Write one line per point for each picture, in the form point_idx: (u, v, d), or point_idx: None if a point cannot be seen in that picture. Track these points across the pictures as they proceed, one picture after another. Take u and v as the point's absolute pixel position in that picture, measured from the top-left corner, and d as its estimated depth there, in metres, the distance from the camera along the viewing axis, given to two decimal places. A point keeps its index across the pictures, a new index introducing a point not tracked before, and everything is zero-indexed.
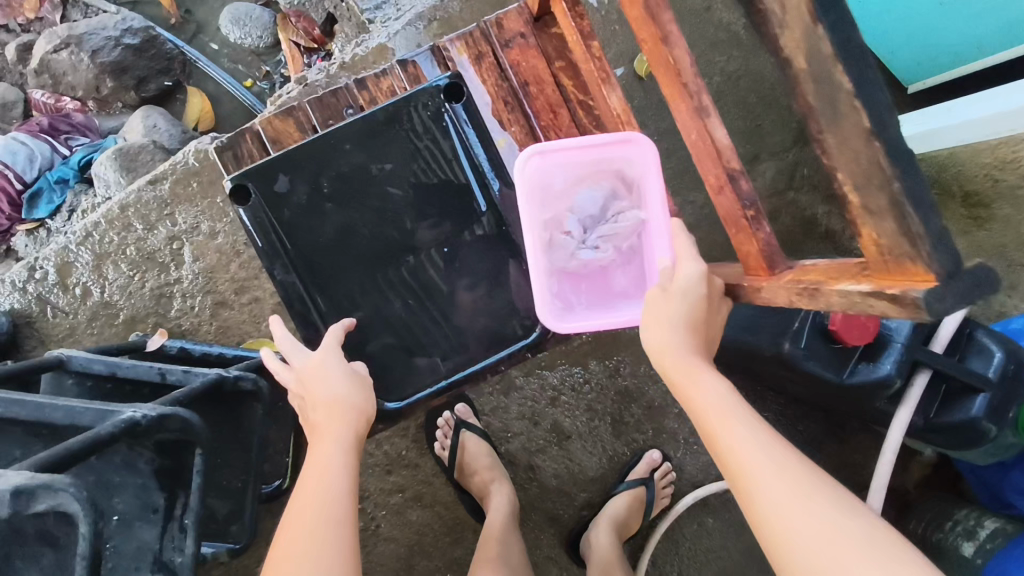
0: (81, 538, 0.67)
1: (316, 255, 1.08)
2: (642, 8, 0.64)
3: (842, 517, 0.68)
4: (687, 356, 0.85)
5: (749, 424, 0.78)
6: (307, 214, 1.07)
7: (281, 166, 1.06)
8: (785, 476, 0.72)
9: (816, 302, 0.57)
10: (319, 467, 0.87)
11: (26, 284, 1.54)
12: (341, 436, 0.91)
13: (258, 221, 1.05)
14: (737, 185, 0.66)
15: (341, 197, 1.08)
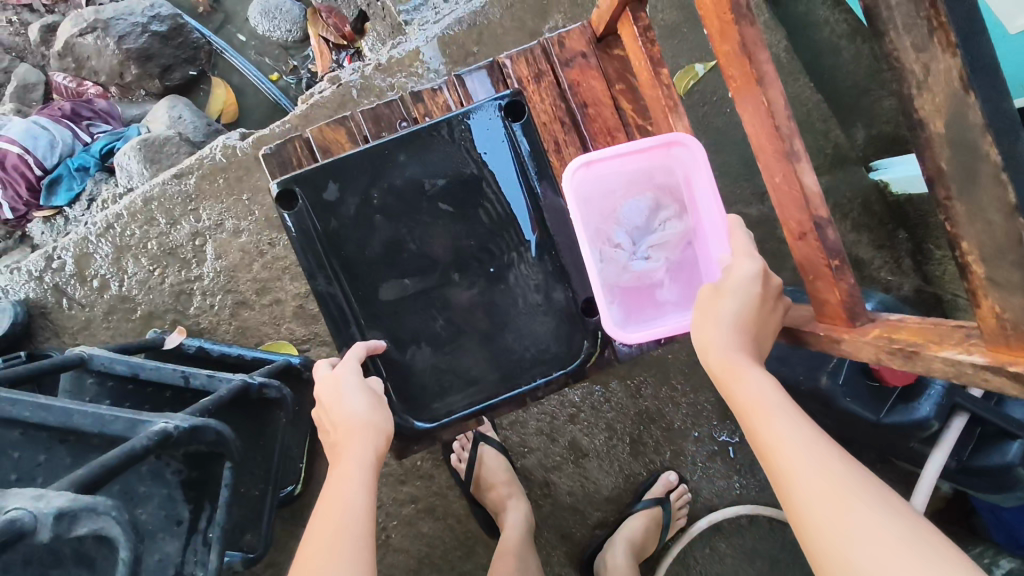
0: (120, 564, 0.64)
1: (362, 271, 0.98)
2: (737, 45, 0.62)
3: (896, 519, 0.56)
4: (729, 352, 0.75)
5: (795, 420, 0.68)
6: (356, 228, 0.97)
7: (330, 172, 0.95)
8: (833, 475, 0.61)
9: (913, 365, 0.55)
10: (335, 489, 0.77)
11: (42, 273, 1.51)
12: (360, 453, 0.81)
13: (302, 227, 0.95)
14: (823, 233, 0.64)
15: (392, 211, 0.97)
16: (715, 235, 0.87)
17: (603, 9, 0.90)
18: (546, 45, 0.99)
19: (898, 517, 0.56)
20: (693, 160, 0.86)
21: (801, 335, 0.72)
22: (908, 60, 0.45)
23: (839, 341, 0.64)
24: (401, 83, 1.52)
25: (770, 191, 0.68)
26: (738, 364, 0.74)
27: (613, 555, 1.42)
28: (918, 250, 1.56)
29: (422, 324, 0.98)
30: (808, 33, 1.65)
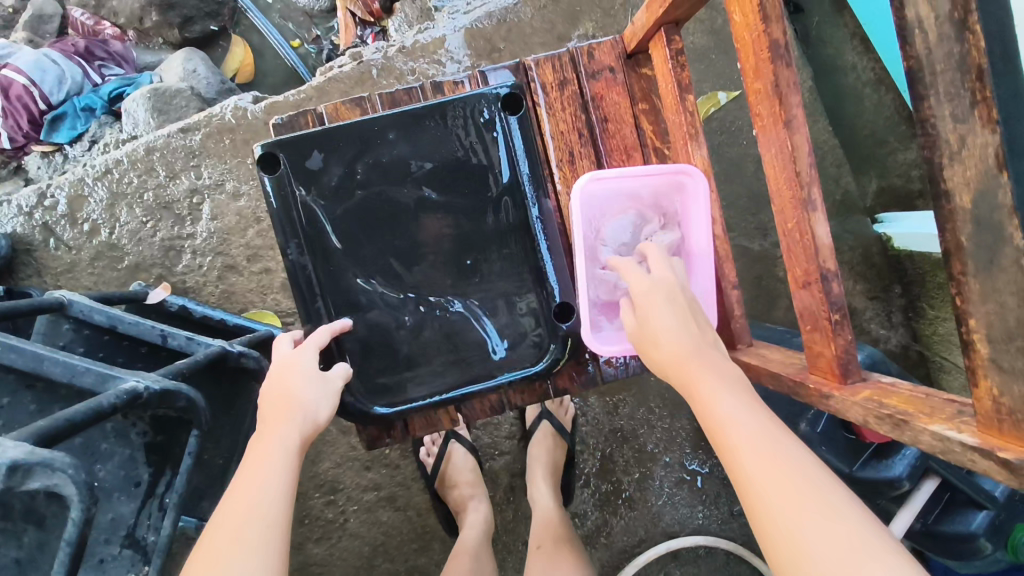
0: (70, 524, 0.62)
1: (332, 249, 0.88)
2: (770, 87, 0.61)
3: (855, 527, 0.50)
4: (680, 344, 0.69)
5: (754, 411, 0.61)
6: (337, 202, 0.88)
7: (319, 138, 0.86)
8: (793, 474, 0.55)
9: (900, 434, 0.54)
10: (252, 474, 0.68)
11: (33, 210, 1.48)
12: (288, 436, 0.72)
13: (280, 192, 0.86)
14: (828, 285, 0.63)
15: (376, 188, 0.88)
16: (701, 268, 0.85)
17: (638, 26, 0.87)
18: (574, 54, 0.94)
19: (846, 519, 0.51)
20: (695, 193, 0.84)
21: (789, 383, 0.71)
22: (943, 130, 0.44)
23: (828, 396, 0.63)
24: (423, 69, 1.51)
25: (781, 235, 0.67)
26: (689, 358, 0.68)
27: (539, 490, 1.38)
28: (910, 306, 1.56)
29: (388, 307, 0.90)
30: (834, 78, 1.64)
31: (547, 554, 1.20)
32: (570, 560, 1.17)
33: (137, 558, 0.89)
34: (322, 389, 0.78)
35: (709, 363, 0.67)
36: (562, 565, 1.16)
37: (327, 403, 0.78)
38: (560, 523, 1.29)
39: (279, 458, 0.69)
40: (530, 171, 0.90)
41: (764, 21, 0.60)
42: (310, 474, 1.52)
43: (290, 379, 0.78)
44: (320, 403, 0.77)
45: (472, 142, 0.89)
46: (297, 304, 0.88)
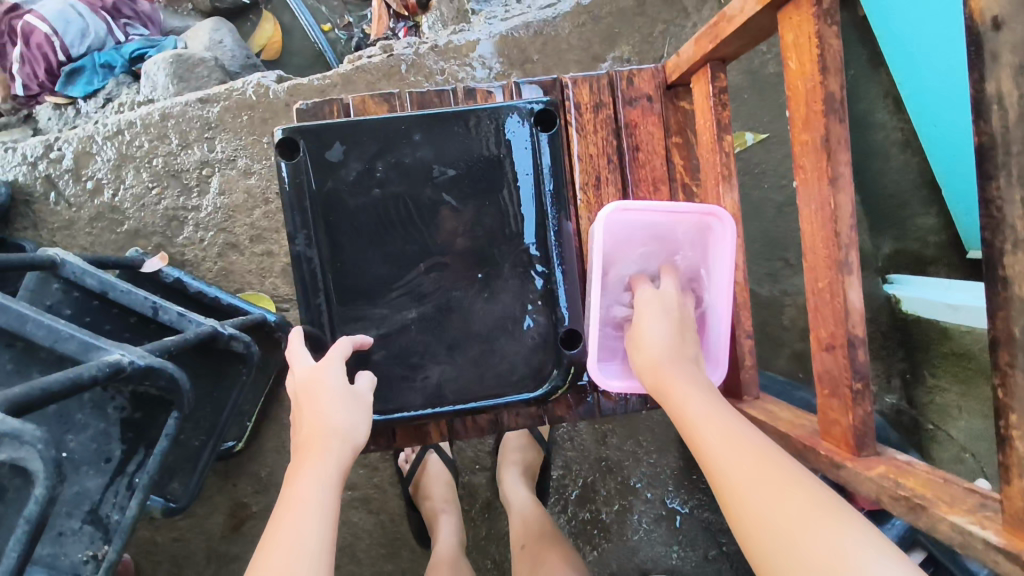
0: (32, 500, 0.59)
1: (341, 246, 0.85)
2: (820, 140, 0.59)
3: (825, 504, 0.51)
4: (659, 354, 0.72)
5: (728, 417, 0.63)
6: (352, 196, 0.85)
7: (342, 129, 0.83)
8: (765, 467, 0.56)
9: (915, 518, 0.52)
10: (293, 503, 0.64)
11: (38, 160, 1.45)
12: (327, 464, 0.69)
13: (296, 181, 0.83)
14: (854, 352, 0.60)
15: (394, 188, 0.85)
16: (716, 315, 0.83)
17: (683, 58, 0.85)
18: (613, 77, 0.91)
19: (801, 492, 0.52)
20: (720, 237, 0.81)
21: (796, 445, 0.69)
22: (1011, 215, 0.42)
23: (840, 467, 0.60)
24: (453, 71, 1.49)
25: (809, 294, 0.65)
26: (664, 364, 0.71)
27: (515, 490, 1.35)
28: (911, 370, 1.55)
29: (392, 312, 0.87)
30: (862, 133, 1.63)
31: (532, 554, 1.15)
32: (558, 553, 1.12)
33: (97, 536, 0.86)
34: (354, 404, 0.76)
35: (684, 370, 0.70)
36: (551, 560, 1.11)
37: (362, 423, 0.75)
38: (538, 518, 1.26)
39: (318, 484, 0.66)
40: (553, 192, 0.88)
41: (822, 73, 0.58)
42: (285, 465, 1.49)
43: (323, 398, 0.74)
44: (355, 424, 0.74)
45: (498, 154, 0.87)
46: (299, 296, 0.85)
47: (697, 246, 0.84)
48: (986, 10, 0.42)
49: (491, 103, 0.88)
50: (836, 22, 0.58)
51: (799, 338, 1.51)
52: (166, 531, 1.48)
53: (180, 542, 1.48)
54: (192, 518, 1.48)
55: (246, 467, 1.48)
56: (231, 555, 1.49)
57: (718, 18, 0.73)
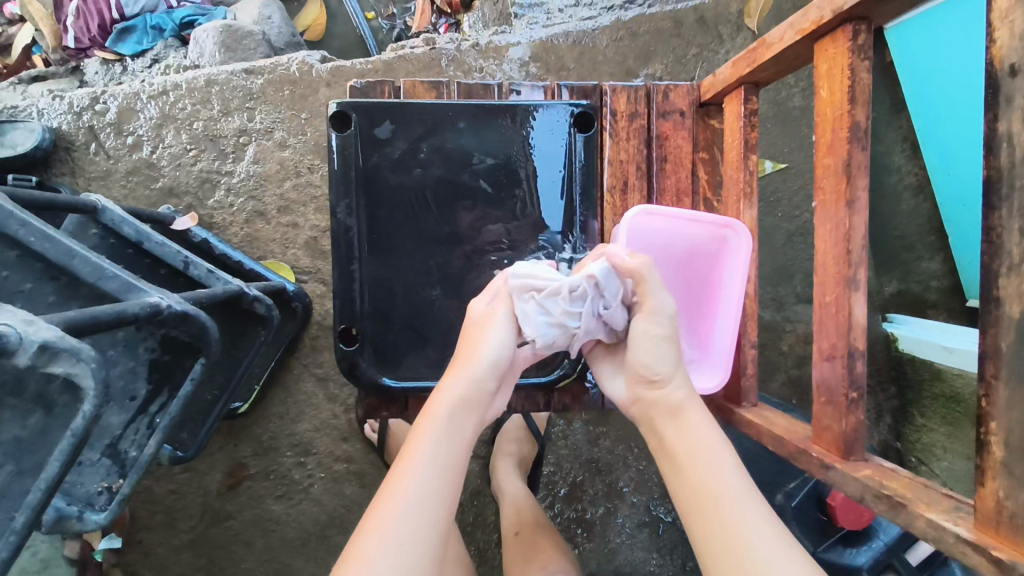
0: (80, 415, 0.64)
1: (378, 219, 0.90)
2: (842, 164, 0.64)
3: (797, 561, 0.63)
4: (680, 393, 0.77)
5: (734, 471, 0.72)
6: (394, 173, 0.89)
7: (393, 110, 0.88)
8: (757, 525, 0.66)
9: (894, 515, 0.57)
10: (400, 472, 0.72)
11: (82, 111, 1.50)
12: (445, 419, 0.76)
13: (343, 153, 0.88)
14: (853, 363, 0.65)
15: (435, 170, 0.90)
16: (724, 321, 0.87)
17: (719, 79, 0.90)
18: (651, 90, 0.96)
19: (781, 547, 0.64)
20: (734, 248, 0.85)
21: (789, 447, 0.73)
22: (1008, 242, 0.48)
23: (829, 467, 0.65)
24: (491, 70, 1.55)
25: (815, 307, 0.69)
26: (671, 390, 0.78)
27: (510, 481, 1.39)
28: (900, 408, 1.60)
29: (418, 288, 0.91)
30: (877, 174, 1.69)
31: (525, 542, 1.19)
32: (549, 544, 1.18)
33: (114, 470, 0.92)
34: (496, 333, 0.81)
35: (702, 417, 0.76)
36: (545, 549, 1.16)
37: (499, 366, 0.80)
38: (530, 509, 1.30)
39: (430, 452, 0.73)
40: (582, 191, 0.92)
41: (851, 103, 0.63)
42: (287, 432, 1.53)
43: (474, 341, 0.81)
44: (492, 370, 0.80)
45: (535, 150, 0.91)
46: (332, 262, 0.89)
47: (713, 254, 0.88)
48: (1005, 58, 0.49)
49: (532, 101, 0.92)
50: (869, 58, 0.63)
51: (795, 364, 1.57)
52: (164, 483, 1.52)
53: (177, 495, 1.53)
54: (191, 472, 1.52)
55: (249, 429, 1.52)
56: (225, 513, 1.54)
57: (758, 43, 0.77)
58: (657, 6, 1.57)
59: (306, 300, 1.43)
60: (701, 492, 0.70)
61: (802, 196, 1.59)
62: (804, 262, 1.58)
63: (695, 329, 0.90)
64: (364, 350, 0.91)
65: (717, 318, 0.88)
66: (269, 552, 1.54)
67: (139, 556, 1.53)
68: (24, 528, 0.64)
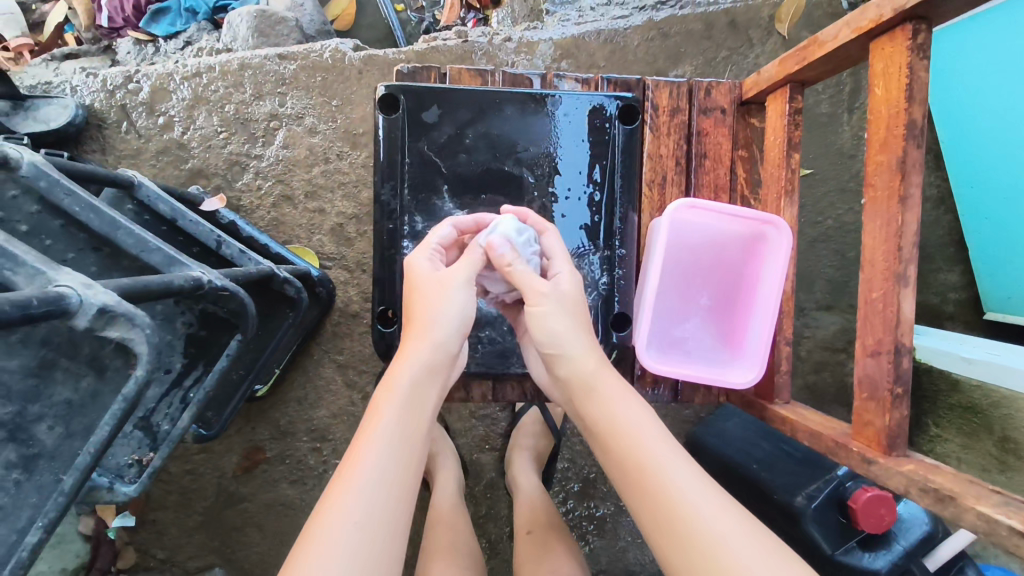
0: (132, 380, 0.64)
1: (421, 204, 0.90)
2: (896, 160, 0.65)
3: (736, 516, 0.63)
4: (591, 357, 0.76)
5: (658, 435, 0.70)
6: (439, 157, 0.90)
7: (441, 95, 0.89)
8: (688, 487, 0.65)
9: (943, 509, 0.57)
10: (353, 457, 0.67)
11: (116, 89, 1.51)
12: (398, 391, 0.73)
13: (390, 136, 0.89)
14: (899, 359, 0.65)
15: (479, 157, 0.91)
16: (761, 316, 0.86)
17: (763, 76, 0.90)
18: (693, 86, 0.96)
19: (718, 504, 0.64)
20: (775, 245, 0.85)
21: (827, 442, 0.74)
22: None
23: (871, 462, 0.65)
24: (522, 65, 1.55)
25: (860, 303, 0.70)
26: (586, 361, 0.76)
27: (524, 474, 1.39)
28: (915, 418, 1.60)
29: None
30: None
31: (534, 540, 1.17)
32: (561, 544, 1.15)
33: (145, 443, 0.93)
34: (455, 298, 0.79)
35: (615, 380, 0.75)
36: (552, 547, 1.14)
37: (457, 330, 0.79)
38: (542, 505, 1.29)
39: (390, 429, 0.69)
40: (622, 182, 0.93)
41: (908, 100, 0.64)
42: (304, 417, 1.53)
43: (430, 305, 0.79)
44: (449, 329, 0.78)
45: (577, 142, 0.92)
46: (374, 243, 0.90)
47: (754, 251, 0.88)
48: None
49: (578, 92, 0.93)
50: (927, 58, 0.63)
51: (811, 370, 1.58)
52: (179, 463, 1.53)
53: (192, 476, 1.53)
54: (208, 452, 1.53)
55: (267, 413, 1.53)
56: (239, 495, 1.54)
57: (809, 42, 0.78)
58: (689, 8, 1.58)
59: (330, 285, 1.44)
60: (629, 460, 0.69)
61: (826, 202, 1.60)
62: (825, 268, 1.59)
63: (733, 323, 0.91)
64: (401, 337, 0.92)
65: (753, 313, 0.88)
66: (281, 536, 1.54)
67: (152, 536, 1.54)
68: (72, 491, 0.64)
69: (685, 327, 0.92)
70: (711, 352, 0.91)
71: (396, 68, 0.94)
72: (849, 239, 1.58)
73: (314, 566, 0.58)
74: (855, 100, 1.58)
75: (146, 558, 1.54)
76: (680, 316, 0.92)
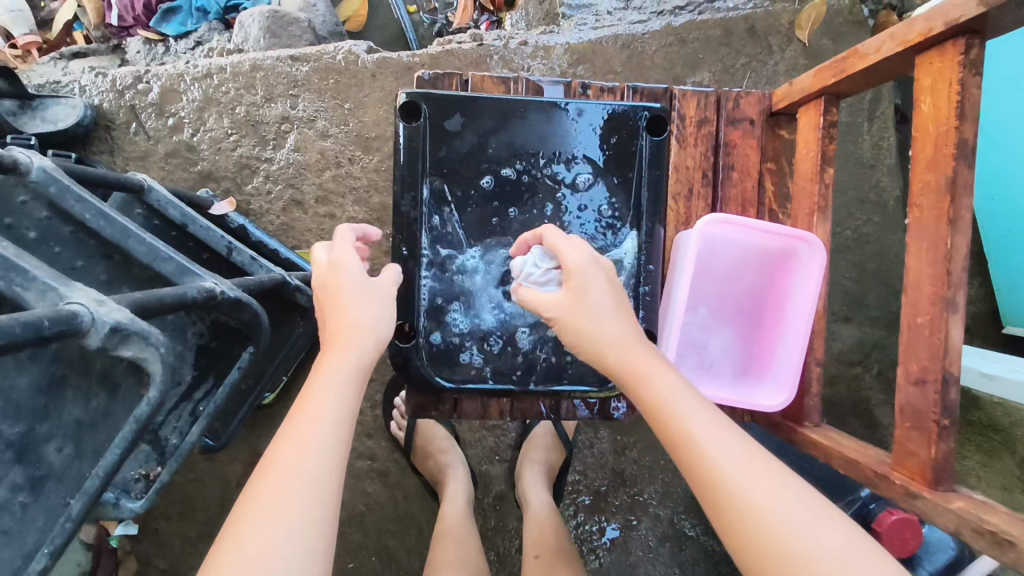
0: (144, 401, 0.62)
1: (442, 214, 0.88)
2: (945, 179, 0.62)
3: (784, 485, 0.60)
4: (620, 331, 0.72)
5: (693, 403, 0.67)
6: (461, 166, 0.87)
7: (465, 103, 0.86)
8: (730, 457, 0.62)
9: (999, 552, 0.54)
10: (289, 436, 0.65)
11: (125, 90, 1.48)
12: (340, 368, 0.71)
13: (411, 143, 0.86)
14: (947, 389, 0.63)
15: (502, 167, 0.88)
16: (792, 336, 0.83)
17: (796, 88, 0.87)
18: (721, 96, 0.94)
19: (762, 476, 0.61)
20: (804, 262, 0.82)
21: (864, 472, 0.71)
22: None
23: (916, 496, 0.63)
24: (538, 69, 1.53)
25: (903, 327, 0.67)
26: (613, 338, 0.72)
27: (535, 491, 1.36)
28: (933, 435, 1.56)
29: (475, 286, 0.90)
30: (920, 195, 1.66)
31: (544, 565, 1.14)
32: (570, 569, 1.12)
33: (152, 457, 0.90)
34: (370, 298, 0.76)
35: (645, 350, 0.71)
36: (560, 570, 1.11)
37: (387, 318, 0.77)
38: (553, 533, 1.24)
39: (330, 406, 0.68)
40: (649, 195, 0.90)
41: (959, 118, 0.61)
42: None
43: (347, 295, 0.75)
44: (379, 319, 0.76)
45: (602, 152, 0.90)
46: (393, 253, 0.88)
47: (782, 269, 0.85)
48: None
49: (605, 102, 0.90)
50: (980, 73, 0.61)
51: (827, 384, 1.55)
52: (183, 471, 1.50)
53: (197, 484, 1.51)
54: (213, 460, 1.50)
55: (273, 421, 1.50)
56: None
57: (849, 53, 0.75)
58: (709, 14, 1.56)
59: None
60: (668, 428, 0.66)
61: (844, 214, 1.57)
62: (842, 280, 1.57)
63: (761, 344, 0.88)
64: (418, 354, 0.90)
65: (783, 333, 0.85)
66: None
67: (154, 545, 1.51)
68: (80, 515, 0.61)
69: (712, 347, 0.89)
70: (738, 374, 0.88)
71: (418, 74, 0.91)
72: (867, 251, 1.55)
73: (258, 548, 0.58)
74: (875, 109, 1.56)
75: (148, 568, 1.51)
76: (711, 339, 0.89)
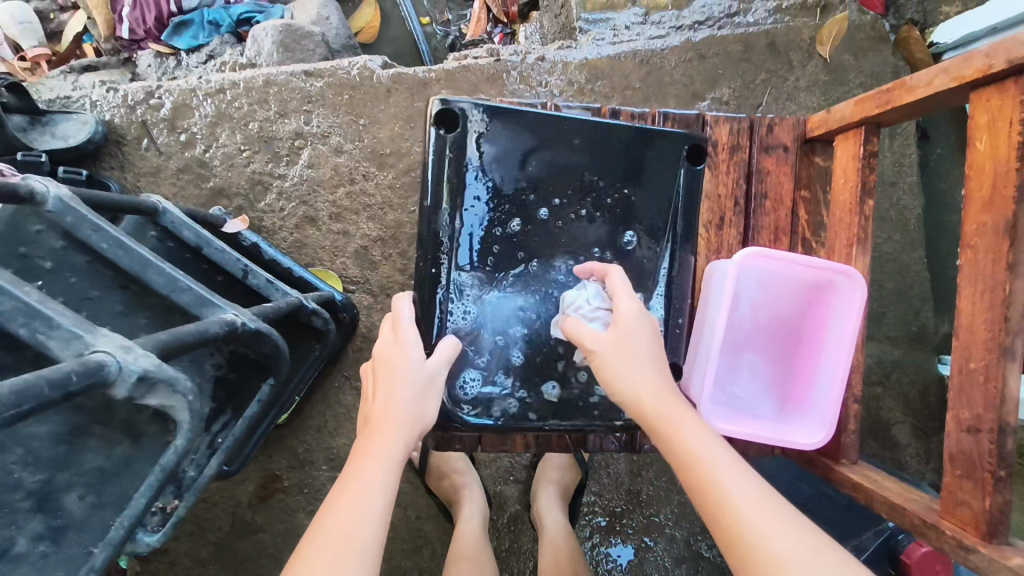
0: (171, 450, 0.60)
1: (476, 231, 0.86)
2: (1004, 226, 0.63)
3: (810, 541, 0.59)
4: (652, 379, 0.72)
5: (721, 452, 0.66)
6: (498, 180, 0.86)
7: (508, 115, 0.84)
8: (755, 509, 0.61)
9: None
10: (342, 505, 0.66)
11: (136, 104, 1.46)
12: (386, 446, 0.72)
13: (447, 152, 0.84)
14: (1003, 439, 0.64)
15: (540, 185, 0.87)
16: (830, 371, 0.80)
17: (835, 115, 0.85)
18: (755, 121, 0.92)
19: (787, 528, 0.59)
20: (846, 297, 0.79)
21: (910, 519, 0.71)
22: None
23: (971, 550, 0.64)
24: (556, 85, 1.51)
25: (955, 372, 0.69)
26: (644, 384, 0.71)
27: (551, 514, 1.33)
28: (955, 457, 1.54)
29: (504, 312, 0.89)
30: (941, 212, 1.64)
31: None
32: None
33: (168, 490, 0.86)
34: (413, 384, 0.77)
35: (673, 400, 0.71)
36: None
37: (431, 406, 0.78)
38: (570, 558, 1.20)
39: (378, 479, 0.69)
40: (683, 222, 0.90)
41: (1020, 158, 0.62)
42: (323, 446, 1.48)
43: (390, 377, 0.77)
44: (424, 407, 0.78)
45: (635, 176, 0.89)
46: (422, 275, 0.86)
47: (819, 303, 0.83)
48: None
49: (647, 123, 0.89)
50: None
51: None
52: None
53: (206, 505, 1.48)
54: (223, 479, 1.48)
55: (285, 441, 1.48)
56: (254, 526, 1.49)
57: (894, 84, 0.75)
58: (729, 29, 1.53)
59: (354, 311, 1.38)
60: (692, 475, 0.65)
61: None
62: None
63: (795, 379, 0.86)
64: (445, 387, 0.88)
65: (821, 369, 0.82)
66: None
67: (163, 566, 1.49)
68: (103, 566, 0.61)
69: (746, 382, 0.86)
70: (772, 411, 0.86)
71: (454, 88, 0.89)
72: (889, 269, 1.52)
73: None
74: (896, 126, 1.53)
75: None
76: (744, 375, 0.87)
